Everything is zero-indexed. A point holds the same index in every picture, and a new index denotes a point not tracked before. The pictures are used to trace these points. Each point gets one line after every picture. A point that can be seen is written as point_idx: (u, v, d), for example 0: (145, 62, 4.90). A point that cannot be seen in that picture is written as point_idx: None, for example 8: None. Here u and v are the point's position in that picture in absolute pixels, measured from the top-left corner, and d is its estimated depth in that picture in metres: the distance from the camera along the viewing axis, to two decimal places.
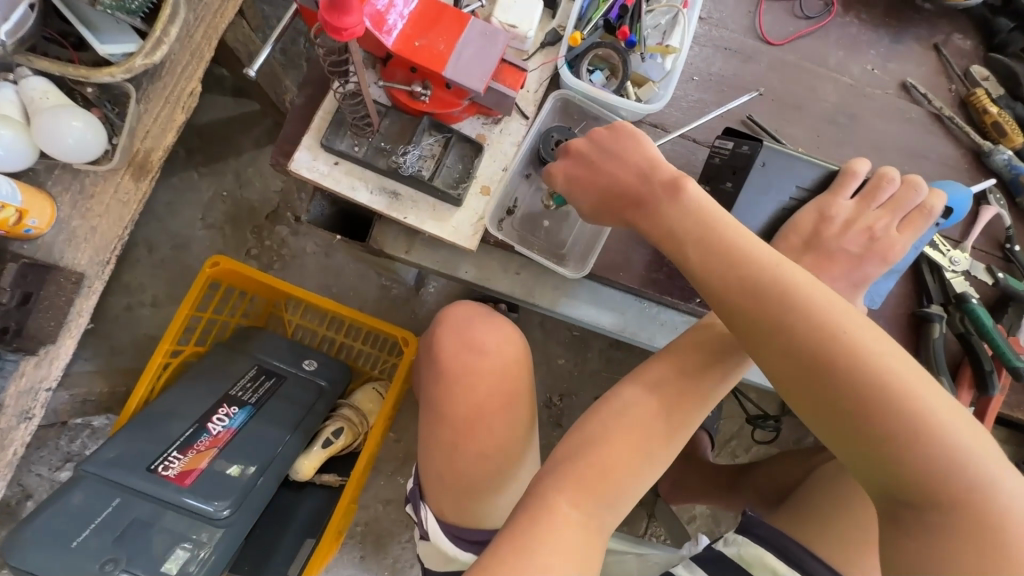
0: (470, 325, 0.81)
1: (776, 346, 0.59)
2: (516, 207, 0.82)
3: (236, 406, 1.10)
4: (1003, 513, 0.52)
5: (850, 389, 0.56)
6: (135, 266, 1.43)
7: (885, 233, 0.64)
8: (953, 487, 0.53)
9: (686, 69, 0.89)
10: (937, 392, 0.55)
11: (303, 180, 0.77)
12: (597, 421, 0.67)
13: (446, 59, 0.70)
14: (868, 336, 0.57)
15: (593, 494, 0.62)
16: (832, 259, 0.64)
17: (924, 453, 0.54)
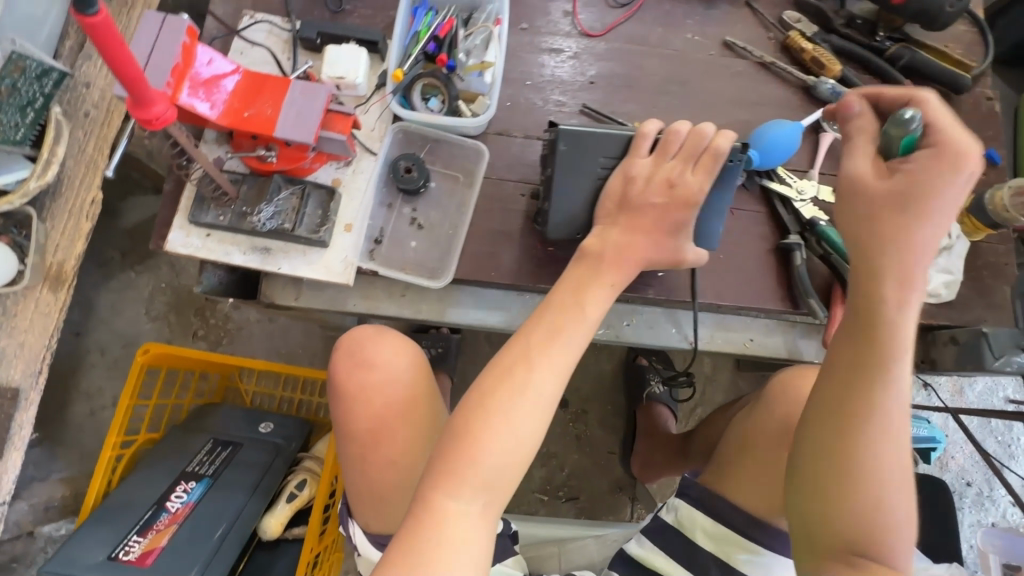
0: (361, 345, 0.85)
1: (852, 398, 0.66)
2: (384, 236, 0.88)
3: (193, 480, 1.15)
4: (906, 548, 0.65)
5: (849, 456, 0.65)
6: (93, 371, 1.51)
7: (684, 179, 0.70)
8: (875, 540, 0.65)
9: (519, 77, 0.96)
10: (893, 469, 0.66)
11: (181, 256, 0.83)
12: (464, 407, 0.63)
13: (276, 121, 0.77)
14: (904, 404, 0.65)
15: (470, 481, 0.61)
16: (642, 214, 0.70)
17: (867, 508, 0.65)
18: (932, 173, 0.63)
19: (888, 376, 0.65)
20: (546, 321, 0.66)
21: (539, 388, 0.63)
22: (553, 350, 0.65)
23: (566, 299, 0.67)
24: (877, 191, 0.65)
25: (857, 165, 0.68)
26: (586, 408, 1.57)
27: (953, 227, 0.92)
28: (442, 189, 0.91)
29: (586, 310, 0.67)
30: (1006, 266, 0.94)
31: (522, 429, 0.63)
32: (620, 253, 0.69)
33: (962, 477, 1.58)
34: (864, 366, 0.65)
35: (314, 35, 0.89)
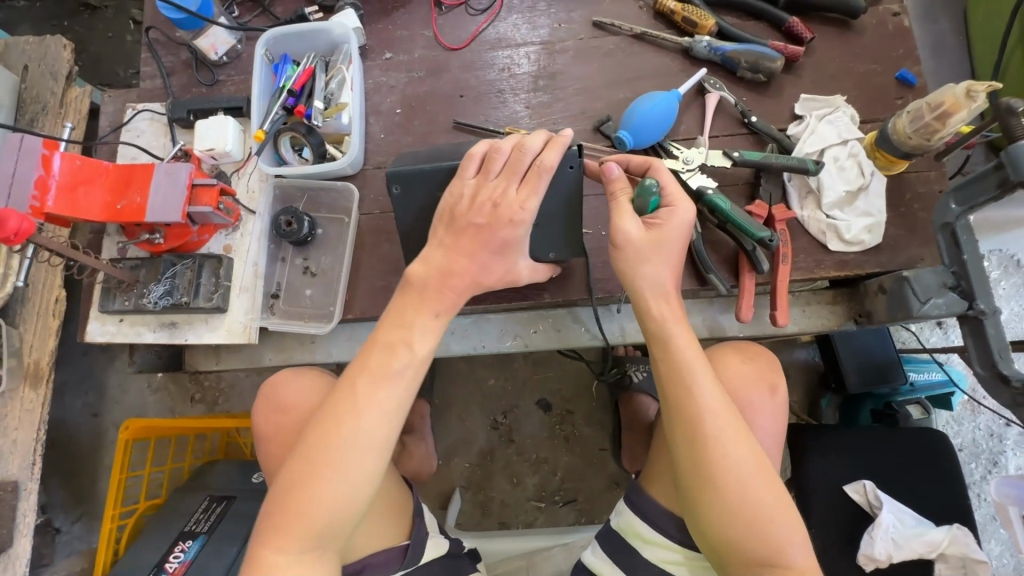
0: (275, 389, 0.85)
1: (685, 426, 0.69)
2: (281, 290, 0.91)
3: (190, 539, 1.22)
4: (793, 535, 0.66)
5: (699, 465, 0.67)
6: (111, 447, 1.62)
7: (506, 196, 0.69)
8: (759, 535, 0.66)
9: (389, 107, 0.97)
10: (754, 460, 0.68)
11: (102, 343, 0.90)
12: (292, 459, 0.65)
13: (145, 207, 0.81)
14: (725, 410, 0.68)
15: (295, 534, 0.63)
16: (469, 236, 0.69)
17: (745, 513, 0.66)
18: (673, 225, 0.72)
19: (697, 395, 0.68)
20: (372, 355, 0.67)
21: (365, 429, 0.64)
22: (378, 386, 0.65)
23: (395, 330, 0.68)
24: (638, 241, 0.72)
25: (627, 223, 0.72)
26: (570, 408, 1.55)
27: (866, 163, 0.84)
28: (330, 234, 0.92)
29: (414, 342, 0.67)
30: (938, 195, 0.84)
31: (351, 472, 0.64)
32: (443, 280, 0.69)
33: (998, 418, 1.42)
34: (677, 396, 0.69)
35: (184, 114, 0.94)
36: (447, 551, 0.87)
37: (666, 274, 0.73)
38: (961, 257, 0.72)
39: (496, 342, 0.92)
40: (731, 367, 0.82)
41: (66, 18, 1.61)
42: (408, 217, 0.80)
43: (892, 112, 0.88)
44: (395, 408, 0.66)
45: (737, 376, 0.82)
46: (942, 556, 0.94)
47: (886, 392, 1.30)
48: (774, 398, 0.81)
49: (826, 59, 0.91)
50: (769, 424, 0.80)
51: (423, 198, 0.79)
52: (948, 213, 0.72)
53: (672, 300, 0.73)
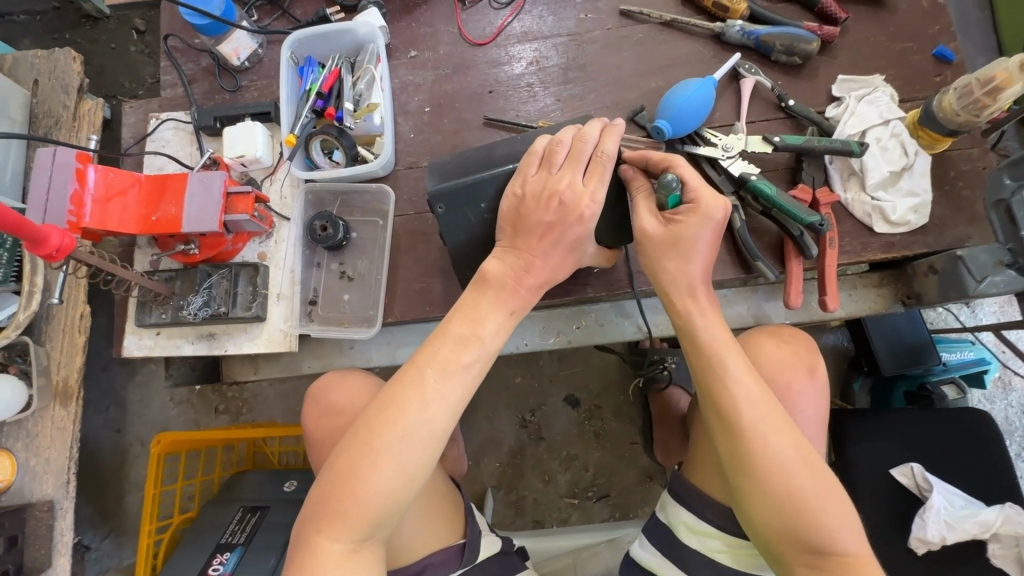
0: (323, 392, 0.83)
1: (718, 414, 0.66)
2: (318, 295, 0.90)
3: (228, 551, 1.21)
4: (842, 521, 0.61)
5: (733, 446, 0.64)
6: (137, 462, 1.61)
7: (574, 189, 0.67)
8: (802, 519, 0.61)
9: (417, 105, 0.96)
10: (792, 439, 0.64)
11: (139, 358, 0.89)
12: (346, 448, 0.62)
13: (181, 218, 0.80)
14: (763, 398, 0.65)
15: (347, 523, 0.60)
16: (539, 232, 0.68)
17: (791, 502, 0.62)
18: (695, 221, 0.69)
19: (731, 385, 0.65)
20: (439, 343, 0.65)
21: (426, 416, 0.62)
22: (443, 373, 0.64)
23: (461, 322, 0.66)
24: (656, 237, 0.70)
25: (646, 221, 0.71)
26: (599, 403, 1.54)
27: (909, 143, 0.83)
28: (365, 237, 0.91)
29: (484, 336, 0.66)
30: (983, 172, 0.83)
31: (406, 461, 0.62)
32: (518, 277, 0.68)
33: None
34: (709, 387, 0.67)
35: (211, 122, 0.92)
36: (499, 549, 0.86)
37: (693, 267, 0.70)
38: (1018, 234, 0.69)
39: (538, 339, 0.92)
40: (767, 350, 0.78)
41: (67, 30, 1.58)
42: (452, 217, 0.79)
43: (931, 90, 0.87)
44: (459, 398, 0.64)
45: (777, 359, 0.77)
46: (995, 536, 0.93)
47: (920, 372, 1.29)
48: (815, 380, 0.76)
49: (860, 39, 0.90)
50: (810, 408, 0.75)
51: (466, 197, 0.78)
52: (1002, 189, 0.71)
53: (700, 294, 0.70)
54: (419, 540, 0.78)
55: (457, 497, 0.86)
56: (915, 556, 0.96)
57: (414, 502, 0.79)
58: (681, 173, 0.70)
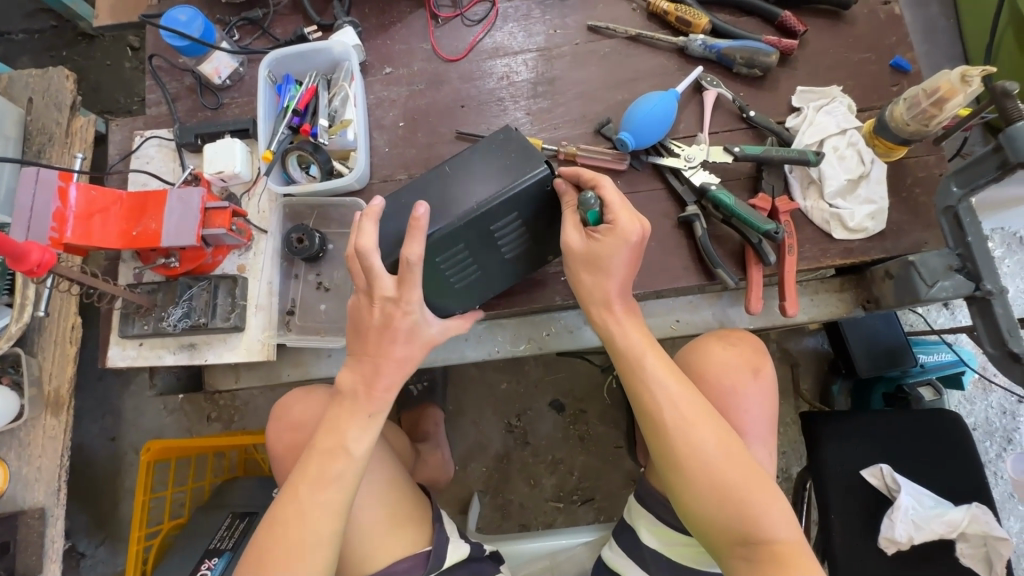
0: (282, 411, 0.89)
1: (645, 416, 0.68)
2: (296, 306, 0.92)
3: (216, 557, 1.23)
4: (770, 508, 0.63)
5: (661, 446, 0.66)
6: (132, 469, 1.64)
7: (388, 302, 0.71)
8: (734, 510, 0.63)
9: (391, 120, 0.99)
10: (716, 434, 0.66)
11: (123, 368, 0.92)
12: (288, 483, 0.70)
13: (160, 233, 0.83)
14: (684, 396, 0.67)
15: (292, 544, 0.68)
16: (372, 339, 0.72)
17: (720, 493, 0.63)
18: (613, 241, 0.69)
19: (652, 388, 0.68)
20: (312, 471, 0.70)
21: (312, 535, 0.68)
22: (320, 495, 0.69)
23: (335, 430, 0.72)
24: (577, 252, 0.72)
25: (570, 237, 0.72)
26: (584, 407, 1.56)
27: (866, 151, 0.85)
28: (340, 249, 0.94)
29: (349, 444, 0.71)
30: (939, 179, 0.85)
31: (332, 484, 0.70)
32: (369, 385, 0.73)
33: (1009, 395, 1.43)
34: (634, 392, 0.69)
35: (193, 139, 0.95)
36: (470, 553, 0.87)
37: (612, 280, 0.72)
38: (965, 240, 0.73)
39: (510, 346, 0.94)
40: (712, 353, 0.77)
41: (64, 48, 1.63)
42: None
43: (889, 99, 0.90)
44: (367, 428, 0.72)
45: (720, 362, 0.76)
46: (962, 535, 0.95)
47: (897, 374, 1.31)
48: (758, 381, 0.75)
49: (820, 50, 0.92)
50: (757, 409, 0.74)
51: None
52: (949, 196, 0.73)
53: (617, 306, 0.72)
54: (384, 548, 0.80)
55: (424, 505, 0.88)
56: (885, 555, 0.98)
57: (390, 507, 0.83)
58: (605, 194, 0.70)
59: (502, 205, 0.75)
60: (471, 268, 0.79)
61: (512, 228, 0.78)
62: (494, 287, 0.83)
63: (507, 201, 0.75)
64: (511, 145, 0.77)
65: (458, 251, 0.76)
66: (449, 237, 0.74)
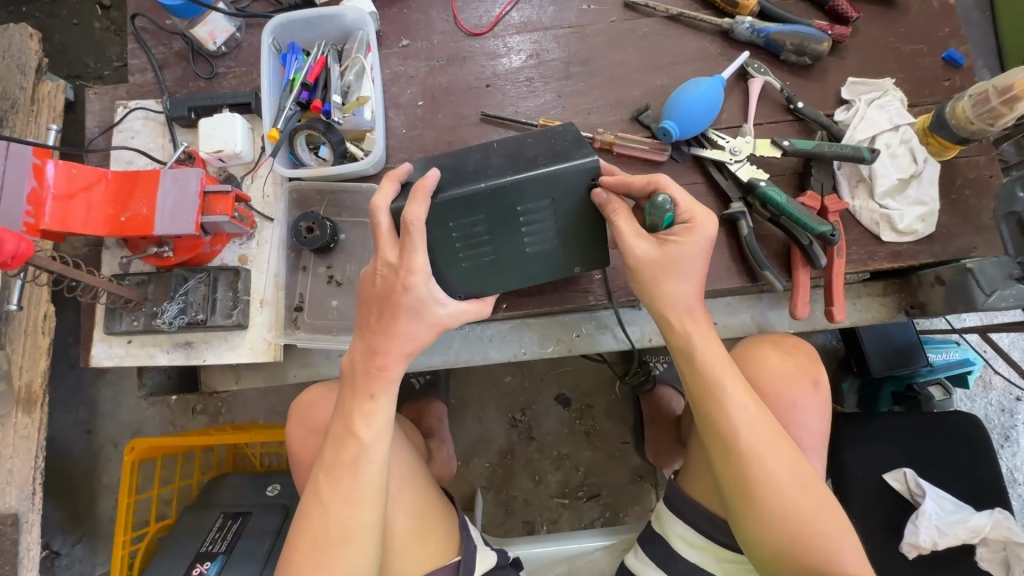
0: (308, 410, 0.79)
1: (717, 437, 0.66)
2: (305, 302, 0.84)
3: (208, 560, 1.15)
4: (838, 538, 0.62)
5: (733, 468, 0.64)
6: (110, 465, 1.54)
7: (389, 265, 0.64)
8: (804, 539, 0.62)
9: (407, 98, 0.90)
10: (788, 460, 0.64)
11: (108, 368, 0.83)
12: (309, 483, 0.65)
13: (153, 219, 0.74)
14: (761, 419, 0.65)
15: (318, 551, 0.62)
16: (379, 312, 0.65)
17: (789, 524, 0.63)
18: (689, 242, 0.65)
19: (729, 411, 0.65)
20: (326, 466, 0.65)
21: (343, 529, 0.63)
22: (344, 486, 0.64)
23: (344, 418, 0.66)
24: (652, 259, 0.65)
25: (639, 244, 0.65)
26: (590, 402, 1.52)
27: (919, 150, 0.81)
28: (353, 239, 0.86)
29: (360, 432, 0.65)
30: (990, 181, 0.82)
31: (357, 485, 0.64)
32: (369, 360, 0.66)
33: (1009, 393, 1.45)
34: (706, 412, 0.66)
35: (186, 112, 0.85)
36: (495, 562, 0.83)
37: (687, 288, 0.67)
38: None
39: (536, 348, 0.88)
40: (770, 361, 0.75)
41: (25, 3, 1.46)
42: None
43: (940, 94, 0.85)
44: (383, 414, 0.66)
45: (779, 374, 0.74)
46: (983, 540, 0.95)
47: (908, 373, 1.30)
48: (819, 394, 0.73)
49: (871, 40, 0.87)
50: (814, 421, 0.72)
51: None
52: (1016, 201, 0.75)
53: (699, 315, 0.68)
54: (411, 561, 0.75)
55: (450, 511, 0.83)
56: (906, 559, 0.97)
57: (414, 511, 0.78)
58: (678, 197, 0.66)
59: (537, 186, 0.68)
60: (484, 250, 0.71)
61: (541, 214, 0.70)
62: (504, 282, 0.73)
63: (541, 181, 0.68)
64: (565, 135, 0.71)
65: (476, 224, 0.69)
66: (463, 204, 0.68)
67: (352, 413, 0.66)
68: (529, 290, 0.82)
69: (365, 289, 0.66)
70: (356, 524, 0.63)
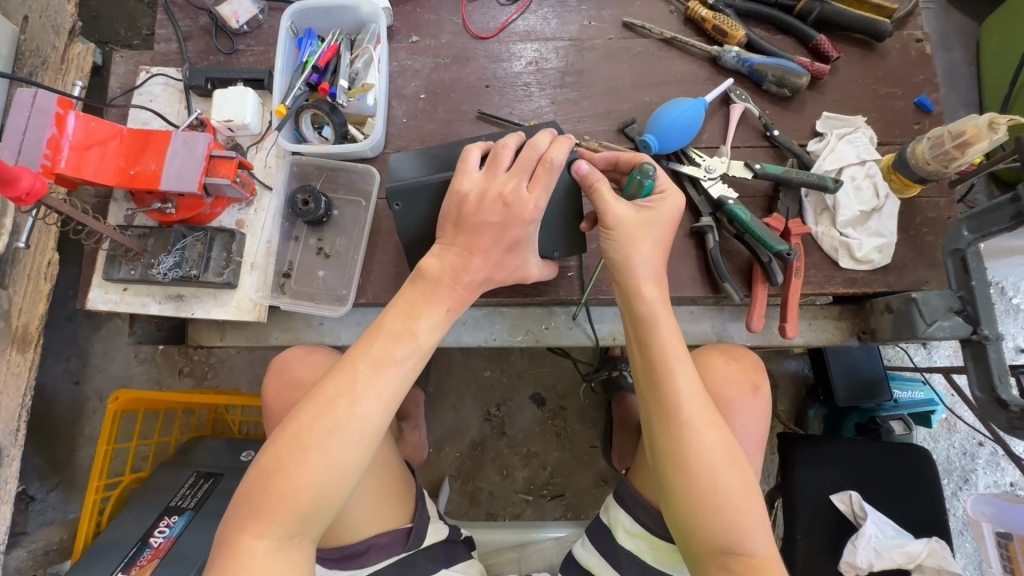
0: (288, 364, 0.78)
1: (659, 407, 0.69)
2: (293, 269, 0.89)
3: (175, 515, 1.21)
4: (751, 521, 0.66)
5: (664, 436, 0.68)
6: (94, 417, 1.58)
7: (517, 194, 0.66)
8: (721, 513, 0.66)
9: (413, 90, 0.96)
10: (719, 440, 0.67)
11: (103, 312, 0.88)
12: (343, 369, 0.58)
13: (160, 175, 0.79)
14: (699, 394, 0.69)
15: (325, 453, 0.56)
16: (479, 233, 0.66)
17: (711, 497, 0.66)
18: (663, 209, 0.73)
19: (675, 380, 0.68)
20: (371, 355, 0.59)
21: (353, 421, 0.56)
22: (313, 444, 0.55)
23: (346, 373, 0.58)
24: (631, 218, 0.71)
25: (620, 206, 0.71)
26: (564, 403, 1.56)
27: (881, 185, 0.86)
28: (346, 216, 0.91)
29: (418, 331, 0.62)
30: (947, 222, 0.87)
31: (384, 385, 0.59)
32: (457, 276, 0.66)
33: (972, 437, 1.48)
34: (652, 379, 0.70)
35: (203, 82, 0.91)
36: (447, 536, 0.88)
37: (651, 259, 0.72)
38: (969, 283, 0.74)
39: (507, 336, 0.92)
40: (715, 364, 0.80)
41: None
42: (413, 223, 0.77)
43: (909, 136, 0.91)
44: (430, 326, 0.63)
45: (720, 374, 0.78)
46: (919, 566, 0.98)
47: (872, 406, 1.34)
48: (756, 399, 0.77)
49: (848, 79, 0.93)
50: (749, 424, 0.76)
51: (435, 198, 0.75)
52: (959, 240, 0.75)
53: (656, 288, 0.72)
54: (364, 521, 0.78)
55: (410, 482, 0.87)
56: None
57: (372, 481, 0.80)
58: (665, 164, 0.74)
59: None
60: None
61: None
62: None
63: None
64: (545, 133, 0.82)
65: None
66: None
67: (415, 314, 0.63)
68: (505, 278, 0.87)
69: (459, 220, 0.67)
70: (313, 492, 0.55)
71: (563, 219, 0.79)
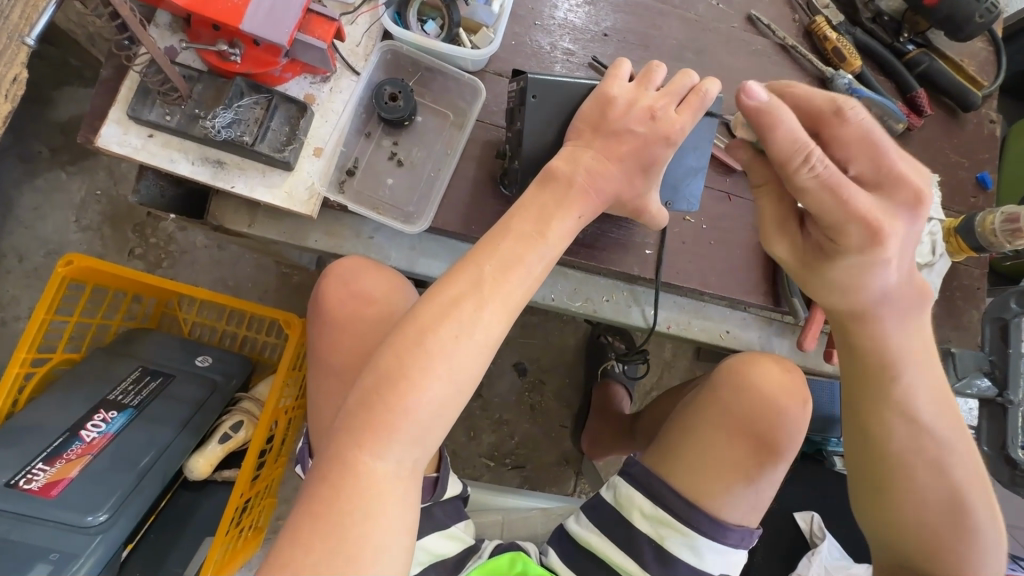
0: (350, 276, 0.74)
1: (872, 402, 0.69)
2: (358, 167, 0.79)
3: (114, 410, 0.98)
4: (980, 518, 0.67)
5: (891, 436, 0.68)
6: (5, 278, 1.30)
7: (666, 113, 0.64)
8: (938, 508, 0.67)
9: (528, 14, 0.87)
10: (942, 437, 0.67)
11: (115, 156, 0.71)
12: (467, 274, 0.56)
13: (243, 11, 0.66)
14: (928, 391, 0.67)
15: (446, 361, 0.53)
16: (620, 138, 0.63)
17: (939, 493, 0.67)
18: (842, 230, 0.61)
19: (907, 378, 0.67)
20: (496, 269, 0.56)
21: (479, 336, 0.54)
22: (437, 352, 0.52)
23: (471, 272, 0.56)
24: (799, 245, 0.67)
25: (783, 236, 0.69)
26: (544, 379, 1.55)
27: (939, 244, 0.91)
28: (428, 126, 0.82)
29: (548, 235, 0.59)
30: (977, 291, 0.95)
31: (510, 291, 0.56)
32: (591, 178, 0.62)
33: None
34: (877, 378, 0.68)
35: None
36: (460, 491, 0.83)
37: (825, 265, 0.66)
38: (1005, 350, 0.83)
39: (565, 299, 0.88)
40: (765, 371, 0.84)
41: None
42: (525, 151, 0.70)
43: (965, 206, 0.97)
44: (552, 251, 0.59)
45: (778, 385, 0.83)
46: None
47: (821, 440, 1.45)
48: (803, 411, 0.82)
49: (930, 138, 0.97)
50: (797, 434, 0.81)
51: (557, 135, 0.70)
52: (1006, 310, 0.83)
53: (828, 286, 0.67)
54: None
55: None
56: None
57: None
58: (838, 186, 0.58)
59: None
60: None
61: None
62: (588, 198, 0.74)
63: None
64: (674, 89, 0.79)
65: None
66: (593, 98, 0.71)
67: (543, 233, 0.59)
68: (583, 239, 0.83)
69: (601, 152, 0.63)
70: (432, 410, 0.52)
71: (682, 186, 0.76)
